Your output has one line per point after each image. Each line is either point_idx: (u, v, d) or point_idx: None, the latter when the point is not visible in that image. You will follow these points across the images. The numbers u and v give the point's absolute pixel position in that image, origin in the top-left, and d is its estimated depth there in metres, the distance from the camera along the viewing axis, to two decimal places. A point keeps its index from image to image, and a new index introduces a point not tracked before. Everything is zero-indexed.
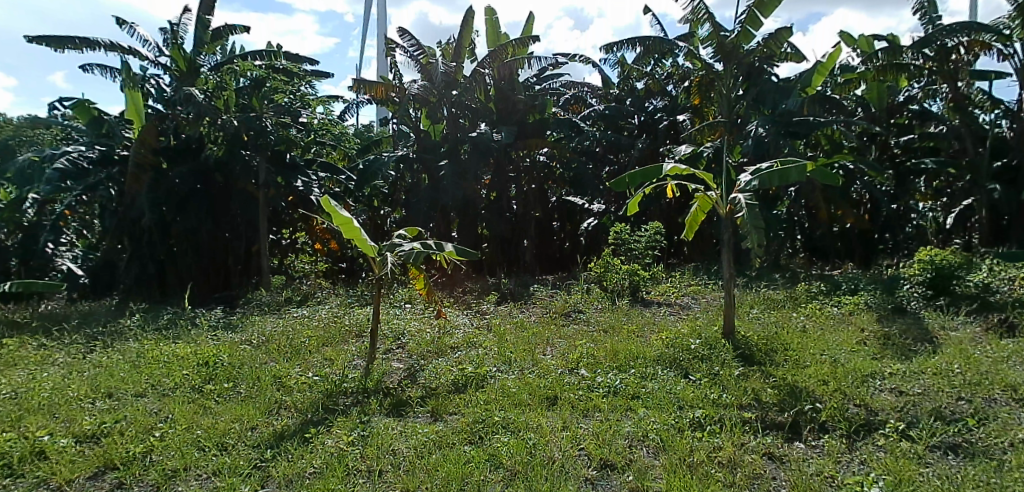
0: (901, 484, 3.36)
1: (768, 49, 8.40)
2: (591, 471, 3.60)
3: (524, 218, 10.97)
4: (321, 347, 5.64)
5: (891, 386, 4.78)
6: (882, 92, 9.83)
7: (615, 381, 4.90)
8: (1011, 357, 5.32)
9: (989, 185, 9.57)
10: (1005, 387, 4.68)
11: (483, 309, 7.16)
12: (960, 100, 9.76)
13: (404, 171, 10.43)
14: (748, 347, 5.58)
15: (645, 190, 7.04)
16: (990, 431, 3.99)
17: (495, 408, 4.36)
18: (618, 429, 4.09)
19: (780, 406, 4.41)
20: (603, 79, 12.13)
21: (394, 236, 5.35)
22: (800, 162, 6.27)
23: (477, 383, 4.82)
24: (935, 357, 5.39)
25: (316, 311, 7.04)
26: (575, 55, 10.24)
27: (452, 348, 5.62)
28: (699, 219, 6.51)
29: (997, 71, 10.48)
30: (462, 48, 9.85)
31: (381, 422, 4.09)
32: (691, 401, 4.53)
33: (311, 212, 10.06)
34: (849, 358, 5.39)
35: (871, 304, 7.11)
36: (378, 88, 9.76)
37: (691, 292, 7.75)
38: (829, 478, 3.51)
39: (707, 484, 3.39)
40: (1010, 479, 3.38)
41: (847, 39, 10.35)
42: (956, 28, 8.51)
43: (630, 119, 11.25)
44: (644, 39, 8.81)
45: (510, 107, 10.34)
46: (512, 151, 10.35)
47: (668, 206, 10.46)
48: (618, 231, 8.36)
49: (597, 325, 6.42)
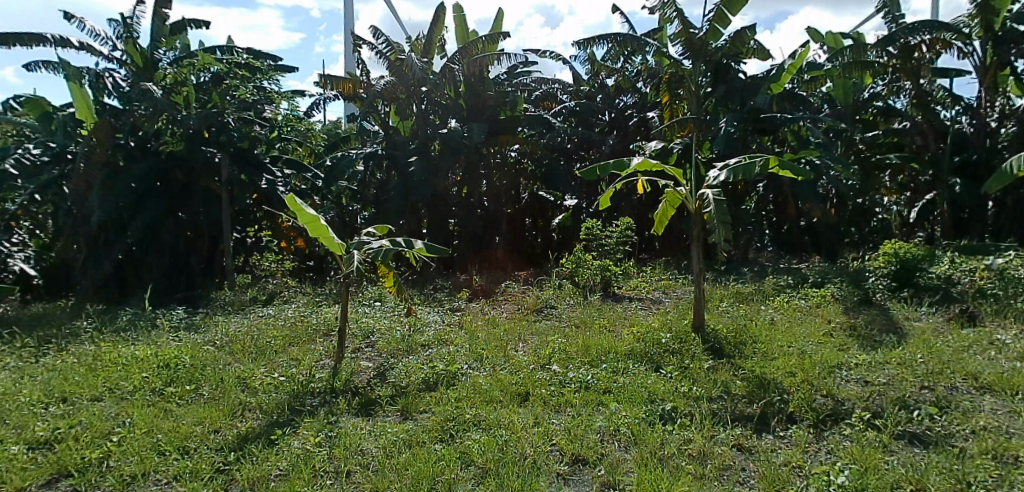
0: (866, 473, 3.41)
1: (734, 46, 8.50)
2: (563, 466, 3.60)
3: (494, 214, 10.95)
4: (288, 347, 5.53)
5: (857, 376, 4.87)
6: (846, 89, 10.04)
7: (586, 376, 4.90)
8: (971, 346, 5.46)
9: (950, 179, 9.74)
10: (966, 376, 4.80)
11: (454, 307, 7.11)
12: (921, 97, 9.97)
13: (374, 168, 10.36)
14: (717, 341, 5.64)
15: (616, 185, 7.05)
16: (951, 419, 4.09)
17: (466, 405, 4.33)
18: (590, 424, 4.09)
19: (750, 398, 4.47)
20: (574, 76, 12.14)
21: (362, 233, 5.25)
22: (765, 157, 6.34)
23: (448, 380, 4.78)
24: (900, 347, 5.49)
25: (282, 310, 6.93)
26: (546, 52, 10.21)
27: (423, 346, 5.56)
28: (667, 215, 6.62)
29: (957, 68, 10.74)
30: (432, 44, 9.77)
31: (350, 422, 4.02)
32: (662, 394, 4.55)
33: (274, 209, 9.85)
34: (816, 349, 5.48)
35: (837, 296, 7.23)
36: (345, 83, 9.71)
37: (661, 287, 7.80)
38: (797, 468, 3.55)
39: (678, 477, 3.42)
40: (972, 465, 3.47)
41: (813, 36, 10.52)
42: (917, 27, 8.71)
43: (601, 115, 11.29)
44: (615, 36, 8.79)
45: (481, 103, 10.28)
46: (483, 148, 10.31)
47: (639, 202, 10.48)
48: (589, 227, 8.34)
49: (569, 321, 6.42)
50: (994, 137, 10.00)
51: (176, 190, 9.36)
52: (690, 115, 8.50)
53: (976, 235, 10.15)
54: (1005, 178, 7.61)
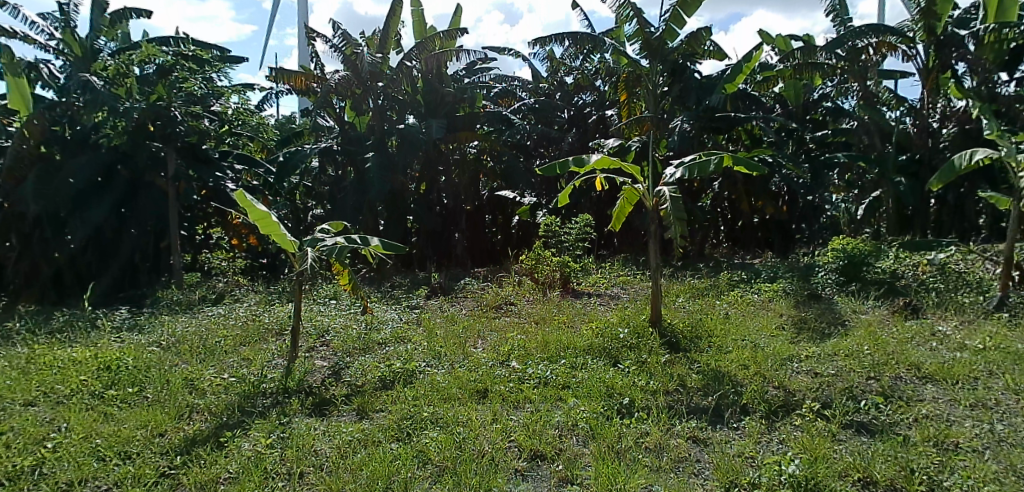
0: (815, 461, 3.51)
1: (690, 46, 8.63)
2: (521, 462, 3.60)
3: (454, 210, 10.96)
4: (238, 347, 5.37)
5: (807, 368, 5.00)
6: (797, 89, 10.31)
7: (545, 372, 4.91)
8: (915, 337, 5.68)
9: (895, 178, 9.90)
10: (910, 366, 4.98)
11: (412, 304, 7.03)
12: (867, 97, 10.32)
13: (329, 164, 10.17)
14: (674, 335, 5.72)
15: (575, 182, 7.06)
16: (896, 408, 4.23)
17: (424, 403, 4.28)
18: (548, 420, 4.10)
19: (705, 391, 4.55)
20: (533, 73, 12.16)
21: (317, 230, 5.13)
22: (720, 156, 6.47)
23: (405, 378, 4.71)
24: (847, 339, 5.67)
25: (233, 309, 6.73)
26: (504, 48, 10.20)
27: (380, 345, 5.48)
28: (625, 211, 6.69)
29: (901, 71, 11.15)
30: (389, 39, 9.64)
31: (303, 422, 3.94)
32: (620, 389, 4.59)
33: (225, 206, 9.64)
34: (769, 343, 5.61)
35: (788, 291, 7.43)
36: (298, 77, 9.50)
37: (620, 282, 7.88)
38: (749, 458, 3.63)
39: (635, 470, 3.46)
40: (916, 452, 3.60)
41: (765, 37, 10.78)
42: (864, 31, 8.98)
43: (560, 113, 11.33)
44: (573, 34, 8.83)
45: (439, 99, 10.19)
46: (442, 144, 10.23)
47: (598, 198, 10.59)
48: (548, 223, 8.37)
49: (528, 317, 6.42)
50: (936, 137, 10.41)
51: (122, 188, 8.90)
52: (648, 113, 8.66)
53: (919, 231, 10.37)
54: (945, 175, 7.90)
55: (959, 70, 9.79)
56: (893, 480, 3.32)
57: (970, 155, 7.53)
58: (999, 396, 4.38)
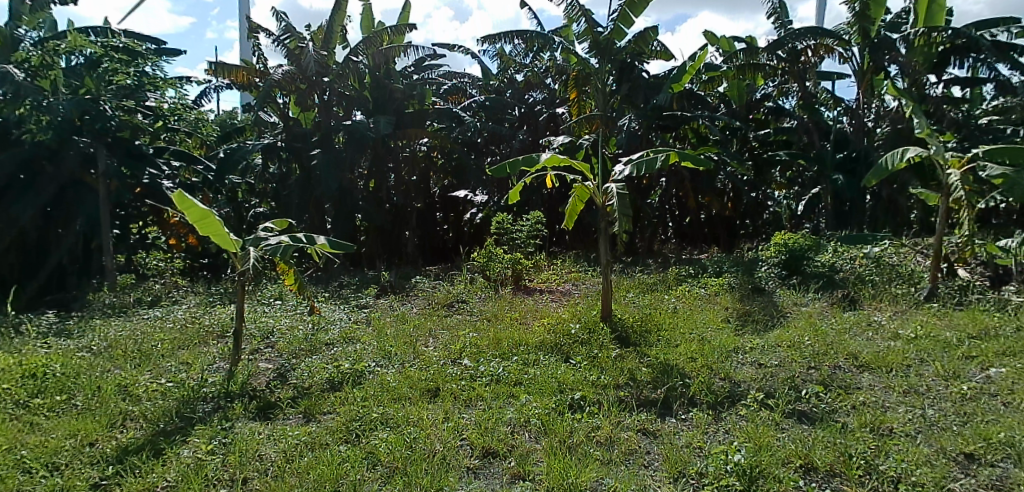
0: (758, 449, 3.61)
1: (637, 46, 8.77)
2: (473, 460, 3.58)
3: (403, 208, 10.88)
4: (176, 351, 5.16)
5: (752, 359, 5.15)
6: (740, 89, 10.60)
7: (497, 369, 4.90)
8: (852, 328, 5.92)
9: (833, 175, 10.33)
10: (847, 356, 5.18)
11: (360, 304, 6.90)
12: (807, 98, 10.69)
13: (273, 161, 9.89)
14: (624, 330, 5.81)
15: (526, 180, 7.06)
16: (835, 396, 4.40)
17: (373, 404, 4.21)
18: (500, 417, 4.08)
19: (654, 384, 4.62)
20: (483, 71, 12.13)
21: (260, 228, 4.98)
22: (667, 153, 6.59)
23: (354, 379, 4.62)
24: (788, 330, 5.87)
25: (170, 312, 6.46)
26: (454, 45, 10.13)
27: (327, 345, 5.36)
28: (577, 209, 6.73)
29: (838, 72, 11.60)
30: (335, 33, 9.44)
31: (246, 427, 3.81)
32: (571, 384, 4.62)
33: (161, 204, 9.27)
34: (715, 335, 5.75)
35: (733, 285, 7.64)
36: (239, 72, 9.21)
37: (571, 279, 7.94)
38: (697, 449, 3.70)
39: (586, 464, 3.49)
40: (853, 438, 3.75)
41: (710, 38, 11.05)
42: (802, 33, 9.29)
43: (511, 111, 11.34)
44: (524, 32, 8.84)
45: (387, 95, 10.03)
46: (391, 141, 10.09)
47: (548, 196, 10.65)
48: (499, 221, 8.35)
49: (480, 315, 6.40)
50: (871, 137, 10.88)
51: (49, 188, 8.40)
52: (597, 111, 8.78)
53: (855, 226, 10.81)
54: (878, 173, 8.24)
55: (891, 71, 10.23)
56: (832, 466, 3.45)
57: (901, 153, 7.88)
58: (929, 382, 4.61)
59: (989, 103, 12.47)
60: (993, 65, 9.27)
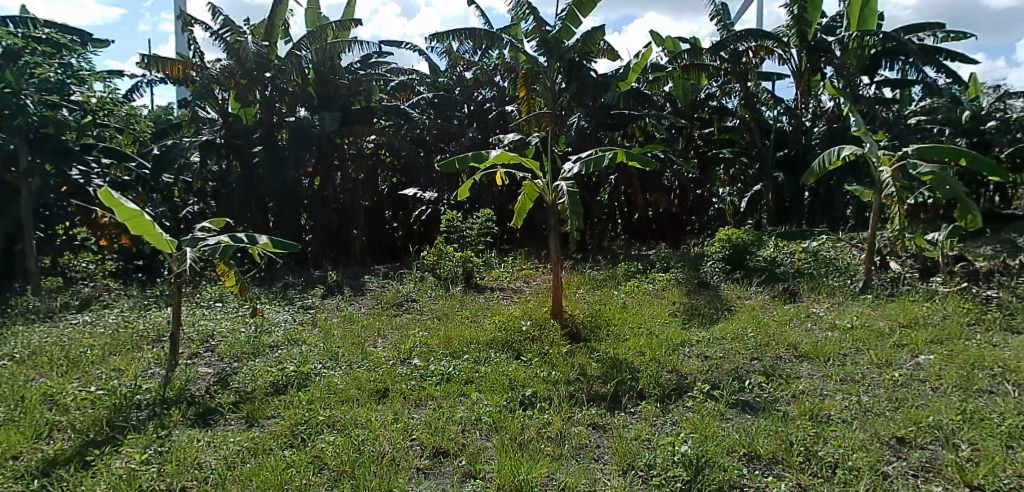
0: (705, 440, 3.69)
1: (584, 45, 8.84)
2: (423, 460, 3.54)
3: (351, 207, 10.58)
4: (108, 357, 4.92)
5: (698, 352, 5.27)
6: (685, 89, 10.83)
7: (448, 368, 4.85)
8: (791, 319, 6.14)
9: (774, 173, 10.70)
10: (788, 346, 5.37)
11: (306, 305, 6.73)
12: (749, 97, 11.02)
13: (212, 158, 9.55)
14: (574, 325, 5.86)
15: (475, 177, 7.01)
16: (776, 385, 4.54)
17: (320, 407, 4.11)
18: (450, 416, 4.05)
19: (604, 378, 4.67)
20: (432, 68, 12.03)
21: (197, 228, 4.80)
22: (615, 151, 6.67)
23: (300, 382, 4.49)
24: (732, 323, 6.04)
25: (101, 316, 6.15)
26: (401, 42, 10.01)
27: (271, 348, 5.20)
28: (526, 207, 6.72)
29: (778, 73, 12.00)
30: (276, 27, 9.19)
31: (185, 435, 3.66)
32: (522, 381, 4.62)
33: (87, 204, 8.76)
34: (662, 329, 5.86)
35: (680, 280, 7.80)
36: (174, 66, 8.87)
37: (522, 276, 7.96)
38: (645, 441, 3.76)
39: (537, 460, 3.50)
40: (793, 426, 3.87)
41: (655, 39, 11.26)
42: (744, 35, 9.57)
43: (460, 108, 11.28)
44: (472, 30, 8.80)
45: (332, 92, 9.80)
46: (337, 139, 9.89)
47: (498, 193, 10.62)
48: (450, 219, 8.29)
49: (430, 314, 6.34)
50: (808, 135, 11.30)
51: None
52: (546, 110, 8.82)
53: (794, 221, 11.21)
54: (815, 171, 8.55)
55: (826, 73, 10.64)
56: (774, 453, 3.56)
57: (837, 152, 8.20)
58: (864, 370, 4.81)
59: (918, 103, 13.14)
60: (921, 67, 9.74)
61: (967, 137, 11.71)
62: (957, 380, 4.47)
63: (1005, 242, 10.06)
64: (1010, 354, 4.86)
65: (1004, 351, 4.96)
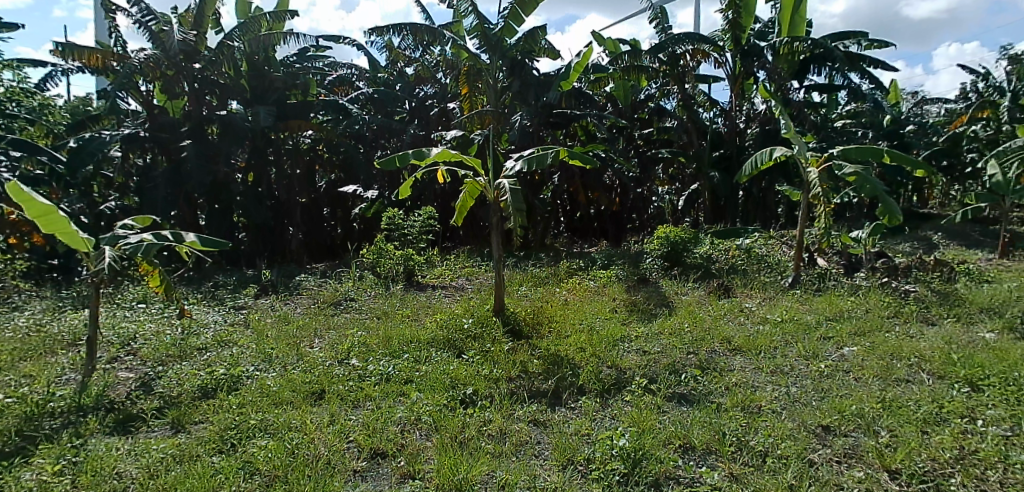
0: (642, 433, 3.75)
1: (527, 44, 8.85)
2: (361, 462, 3.47)
3: (286, 204, 10.32)
4: (17, 363, 4.60)
5: (637, 347, 5.36)
6: (625, 89, 11.00)
7: (387, 368, 4.77)
8: (726, 313, 6.34)
9: (710, 172, 11.04)
10: (722, 340, 5.53)
11: (238, 305, 6.49)
12: (686, 99, 11.29)
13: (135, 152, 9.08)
14: (516, 322, 5.86)
15: (416, 175, 6.90)
16: (711, 378, 4.67)
17: (251, 411, 3.96)
18: (389, 416, 3.97)
19: (545, 375, 4.69)
20: (371, 63, 11.82)
21: (118, 226, 4.56)
22: (556, 149, 6.71)
23: (230, 386, 4.32)
24: (670, 318, 6.18)
25: (10, 320, 5.75)
26: (339, 36, 9.78)
27: (199, 350, 4.99)
28: (467, 205, 6.61)
29: (714, 76, 12.36)
30: (205, 17, 8.80)
31: (103, 443, 3.48)
32: (463, 379, 4.59)
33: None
34: (603, 325, 5.95)
35: (620, 276, 7.94)
36: (92, 54, 8.41)
37: (465, 274, 7.93)
38: (585, 436, 3.79)
39: (477, 457, 3.49)
40: (726, 417, 4.00)
41: (597, 39, 11.41)
42: (682, 38, 9.80)
43: (401, 105, 11.16)
44: (412, 25, 8.69)
45: (266, 85, 9.49)
46: (272, 133, 9.57)
47: (441, 191, 10.58)
48: (390, 216, 8.16)
49: (370, 312, 6.23)
50: (742, 137, 11.69)
51: None
52: (488, 107, 8.80)
53: (730, 219, 11.55)
54: (749, 171, 8.85)
55: (759, 77, 11.01)
56: (708, 444, 3.65)
57: (769, 153, 8.50)
58: (793, 362, 5.01)
59: (843, 108, 13.81)
60: (847, 73, 10.22)
61: (888, 140, 12.38)
62: (878, 370, 4.71)
63: (922, 240, 10.69)
64: (925, 345, 5.16)
65: (920, 342, 5.26)
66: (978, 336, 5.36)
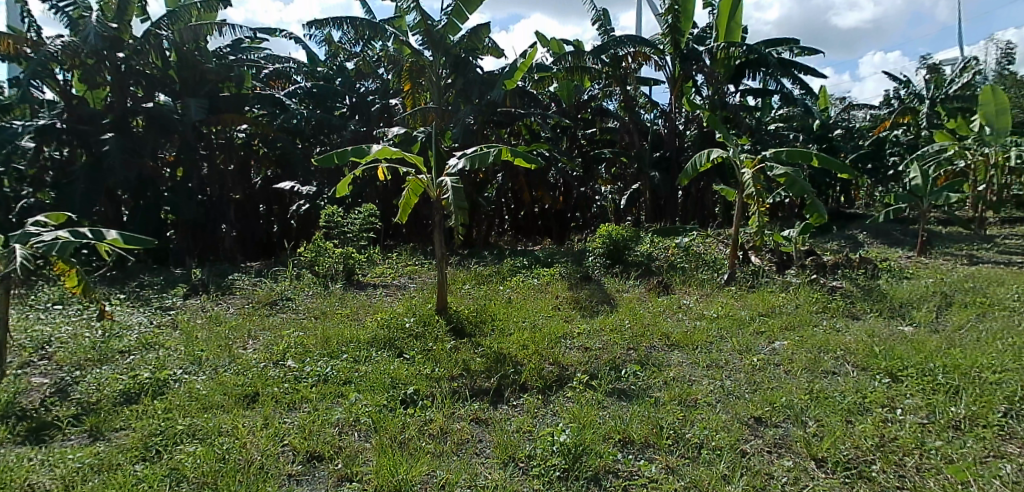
0: (582, 428, 3.79)
1: (470, 41, 8.81)
2: (296, 466, 3.37)
3: (218, 200, 9.99)
4: None
5: (579, 344, 5.43)
6: (569, 90, 11.10)
7: (325, 368, 4.64)
8: (664, 310, 6.49)
9: (651, 172, 11.30)
10: (661, 335, 5.66)
11: (165, 305, 6.21)
12: (628, 101, 11.50)
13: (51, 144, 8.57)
14: (459, 321, 5.82)
15: (356, 173, 6.70)
16: (650, 373, 4.76)
17: (178, 415, 3.78)
18: (327, 418, 3.87)
19: (487, 373, 4.68)
20: (311, 57, 11.54)
21: (30, 222, 4.28)
22: (499, 147, 6.69)
23: (156, 390, 4.13)
24: (611, 315, 6.28)
25: None
26: (276, 29, 9.51)
27: (122, 354, 4.74)
28: (410, 203, 6.48)
29: (655, 78, 12.64)
30: (129, 4, 8.40)
31: (13, 454, 3.27)
32: (403, 379, 4.52)
33: None
34: (546, 323, 5.99)
35: (563, 274, 8.01)
36: (2, 39, 7.86)
37: (407, 272, 7.83)
38: (527, 433, 3.80)
39: (417, 458, 3.44)
40: (664, 411, 4.08)
41: (541, 40, 11.48)
42: (623, 41, 10.01)
43: (341, 100, 11.01)
44: (353, 20, 8.55)
45: (197, 77, 9.12)
46: (203, 127, 9.20)
47: (384, 188, 10.44)
48: (330, 214, 7.97)
49: (308, 312, 6.06)
50: (682, 138, 12.01)
51: None
52: (431, 104, 8.73)
53: (669, 218, 11.88)
54: (689, 172, 9.03)
55: (697, 81, 11.33)
56: (646, 438, 3.72)
57: (707, 154, 8.71)
58: (727, 356, 5.16)
59: (777, 111, 14.38)
60: (780, 78, 10.63)
61: (818, 143, 12.95)
62: (806, 362, 4.91)
63: (848, 239, 11.23)
64: (850, 338, 5.41)
65: (845, 335, 5.52)
66: (898, 329, 5.67)
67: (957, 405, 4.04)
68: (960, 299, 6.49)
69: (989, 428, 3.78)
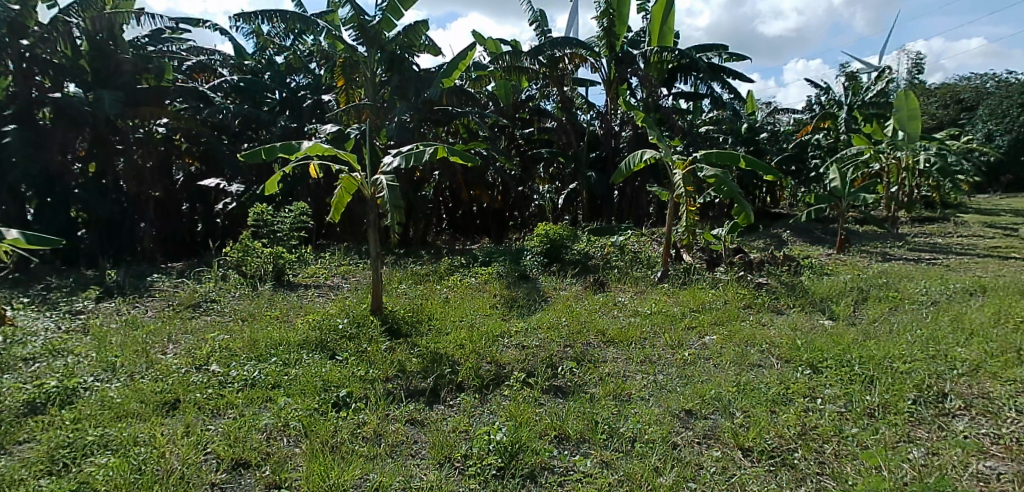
0: (518, 426, 3.79)
1: (406, 38, 8.67)
2: (219, 474, 3.22)
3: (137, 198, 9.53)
4: None
5: (516, 342, 5.43)
6: (507, 89, 11.12)
7: (252, 372, 4.46)
8: (600, 307, 6.58)
9: (587, 173, 11.56)
10: (597, 332, 5.74)
11: (75, 310, 5.82)
12: (565, 101, 11.63)
13: None
14: (395, 321, 5.71)
15: (285, 170, 6.41)
16: (585, 370, 4.82)
17: (89, 426, 3.55)
18: (254, 424, 3.71)
19: (423, 373, 4.60)
20: (238, 49, 11.11)
21: None
22: (434, 146, 6.59)
23: (65, 399, 3.87)
24: (548, 313, 6.32)
25: None
26: (201, 20, 9.11)
27: (26, 361, 4.42)
28: (343, 202, 6.30)
29: (591, 80, 12.83)
30: None
31: None
32: (335, 381, 4.39)
33: None
34: (483, 322, 5.96)
35: (501, 273, 7.99)
36: None
37: (341, 272, 7.65)
38: (463, 432, 3.76)
39: (349, 461, 3.35)
40: (599, 406, 4.13)
41: (478, 39, 11.46)
42: (560, 42, 10.11)
43: (270, 94, 10.66)
44: (283, 13, 8.28)
45: (113, 68, 8.63)
46: (118, 121, 8.72)
47: (318, 186, 10.22)
48: (258, 212, 7.69)
49: (234, 314, 5.83)
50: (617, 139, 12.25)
51: None
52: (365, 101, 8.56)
53: (605, 218, 12.18)
54: (624, 172, 9.19)
55: (632, 83, 11.58)
56: (581, 434, 3.75)
57: (641, 154, 8.89)
58: (660, 351, 5.29)
59: (707, 113, 14.89)
60: (709, 82, 11.01)
61: (745, 145, 13.47)
62: (734, 356, 5.09)
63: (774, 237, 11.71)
64: (775, 332, 5.64)
65: (770, 329, 5.77)
66: (818, 323, 5.95)
67: (872, 393, 4.28)
68: (874, 293, 6.88)
69: (899, 415, 4.01)
